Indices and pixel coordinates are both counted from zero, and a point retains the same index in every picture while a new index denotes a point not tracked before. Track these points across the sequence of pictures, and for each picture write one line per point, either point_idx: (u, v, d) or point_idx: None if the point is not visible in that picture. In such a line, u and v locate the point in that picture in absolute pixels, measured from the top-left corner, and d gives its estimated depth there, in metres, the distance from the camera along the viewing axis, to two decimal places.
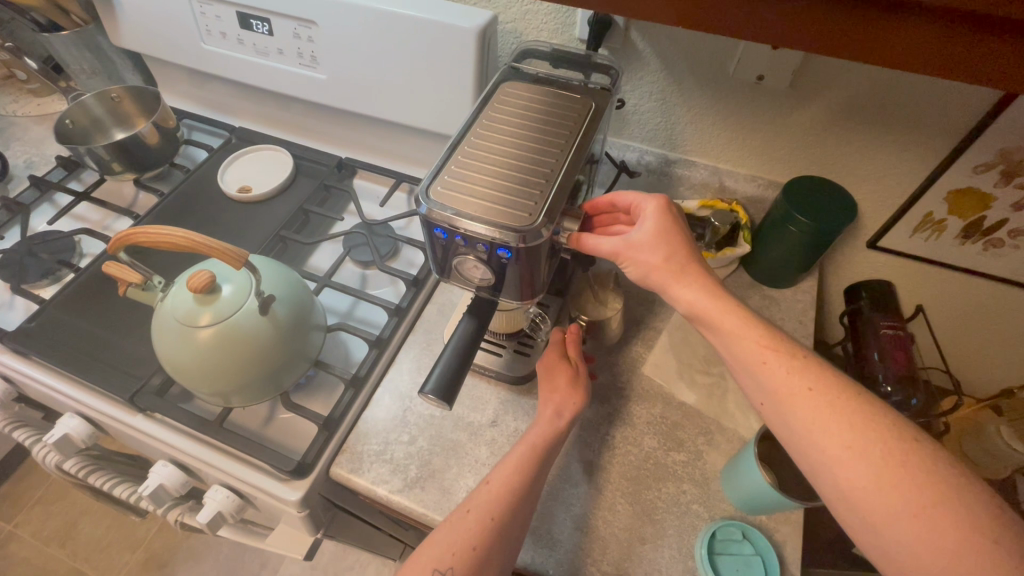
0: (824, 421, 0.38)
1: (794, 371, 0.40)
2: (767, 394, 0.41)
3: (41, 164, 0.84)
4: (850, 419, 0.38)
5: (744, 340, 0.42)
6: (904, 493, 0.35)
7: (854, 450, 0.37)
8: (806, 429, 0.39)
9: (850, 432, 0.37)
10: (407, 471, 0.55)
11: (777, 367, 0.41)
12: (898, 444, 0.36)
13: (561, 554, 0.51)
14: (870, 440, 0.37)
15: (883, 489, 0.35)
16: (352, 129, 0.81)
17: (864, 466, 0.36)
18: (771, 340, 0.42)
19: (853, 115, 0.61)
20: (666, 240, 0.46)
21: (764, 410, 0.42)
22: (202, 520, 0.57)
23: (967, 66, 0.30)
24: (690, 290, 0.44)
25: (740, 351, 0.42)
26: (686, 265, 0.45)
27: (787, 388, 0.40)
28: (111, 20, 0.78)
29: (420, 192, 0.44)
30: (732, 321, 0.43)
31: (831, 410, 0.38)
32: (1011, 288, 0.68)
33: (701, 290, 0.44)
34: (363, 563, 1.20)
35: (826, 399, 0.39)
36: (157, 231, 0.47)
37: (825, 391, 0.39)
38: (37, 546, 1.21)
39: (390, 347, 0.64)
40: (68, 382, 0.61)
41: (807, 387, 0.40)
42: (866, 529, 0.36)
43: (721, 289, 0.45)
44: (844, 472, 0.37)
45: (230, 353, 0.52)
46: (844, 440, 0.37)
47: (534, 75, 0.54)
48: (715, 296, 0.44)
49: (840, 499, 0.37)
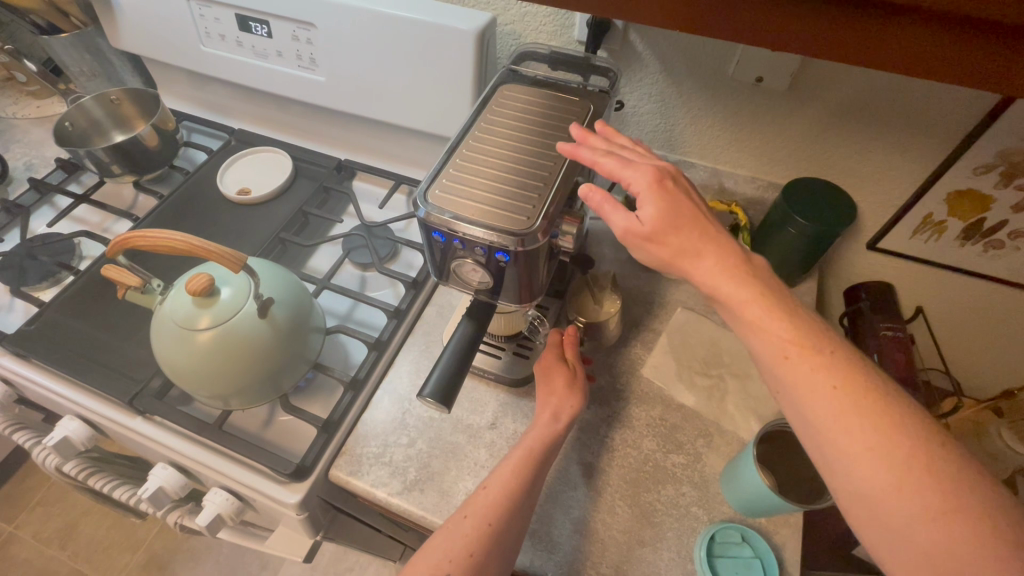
0: (847, 421, 0.36)
1: (818, 369, 0.37)
2: (786, 389, 0.39)
3: (41, 166, 0.84)
4: (874, 419, 0.36)
5: (766, 333, 0.39)
6: (923, 496, 0.34)
7: (875, 452, 0.35)
8: (825, 427, 0.37)
9: (873, 433, 0.35)
10: (406, 474, 0.55)
11: (800, 364, 0.38)
12: (922, 446, 0.35)
13: (560, 557, 0.51)
14: (893, 442, 0.35)
15: (902, 492, 0.34)
16: (351, 130, 0.81)
17: (884, 469, 0.35)
18: (798, 333, 0.38)
19: (852, 117, 0.61)
20: (677, 212, 0.41)
21: (780, 399, 0.40)
22: (201, 522, 0.57)
23: (966, 69, 0.30)
24: (708, 273, 0.40)
25: (758, 345, 0.39)
26: (704, 247, 0.40)
27: (810, 385, 0.37)
28: (110, 22, 0.78)
29: (418, 196, 0.44)
30: (755, 311, 0.39)
31: (855, 411, 0.36)
32: (1011, 289, 0.68)
33: (720, 268, 0.40)
34: (362, 564, 1.20)
35: (851, 398, 0.36)
36: (156, 235, 0.47)
37: (850, 389, 0.37)
38: (37, 547, 1.21)
39: (389, 349, 0.64)
40: (67, 385, 0.61)
41: (832, 385, 0.37)
42: (878, 528, 0.35)
43: (745, 264, 0.40)
44: (861, 474, 0.35)
45: (228, 356, 0.52)
46: (866, 442, 0.35)
47: (532, 77, 0.54)
48: (735, 279, 0.39)
49: (851, 498, 0.36)
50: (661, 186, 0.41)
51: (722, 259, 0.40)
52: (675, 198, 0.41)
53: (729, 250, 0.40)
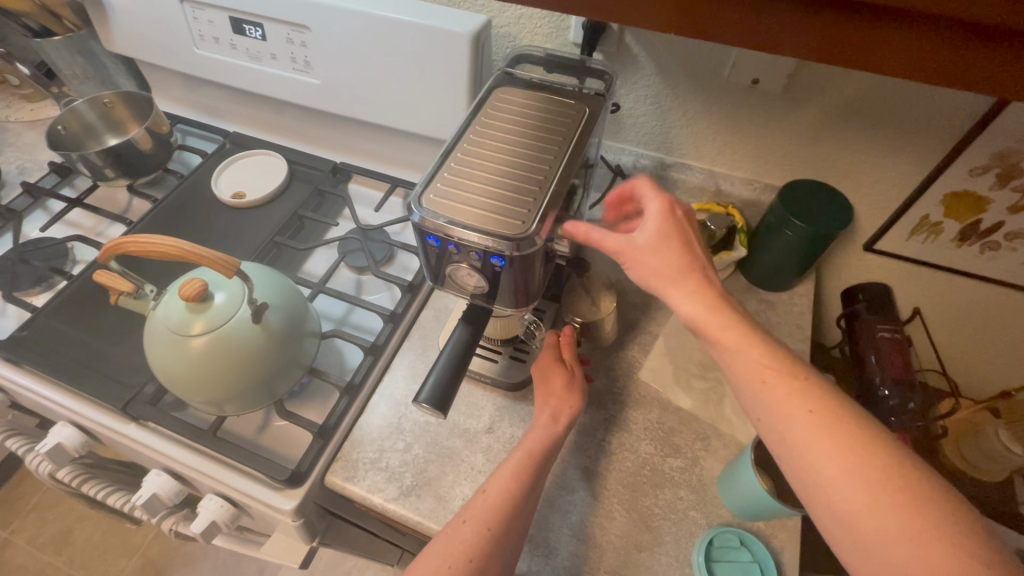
0: (822, 443, 0.37)
1: (794, 393, 0.38)
2: (764, 414, 0.39)
3: (34, 170, 0.83)
4: (848, 441, 0.36)
5: (743, 357, 0.40)
6: (901, 517, 0.33)
7: (851, 473, 0.35)
8: (804, 448, 0.37)
9: (848, 456, 0.36)
10: (402, 479, 0.55)
11: (776, 387, 0.39)
12: (896, 468, 0.35)
13: (558, 562, 0.51)
14: (869, 462, 0.35)
15: (880, 512, 0.34)
16: (346, 133, 0.81)
17: (861, 489, 0.35)
18: (772, 357, 0.40)
19: (849, 119, 0.61)
20: (665, 236, 0.45)
21: (759, 425, 0.40)
22: (196, 529, 0.56)
23: (965, 70, 0.30)
24: (690, 307, 0.42)
25: (738, 369, 0.41)
26: (687, 263, 0.43)
27: (786, 409, 0.38)
28: (103, 24, 0.78)
29: (412, 200, 0.44)
30: (733, 338, 0.41)
31: (831, 432, 0.37)
32: (1005, 290, 0.68)
33: (700, 299, 0.42)
34: (361, 566, 1.19)
35: (826, 421, 0.37)
36: (148, 240, 0.46)
37: (825, 414, 0.37)
38: (32, 553, 1.20)
39: (385, 353, 0.63)
40: (60, 391, 0.60)
41: (808, 409, 0.38)
42: (858, 552, 0.35)
43: (724, 301, 0.42)
44: (837, 493, 0.35)
45: (222, 362, 0.52)
46: (841, 463, 0.36)
47: (527, 80, 0.54)
48: (716, 311, 0.42)
49: (833, 520, 0.36)
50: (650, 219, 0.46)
51: (702, 294, 0.42)
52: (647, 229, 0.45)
53: (709, 286, 0.43)
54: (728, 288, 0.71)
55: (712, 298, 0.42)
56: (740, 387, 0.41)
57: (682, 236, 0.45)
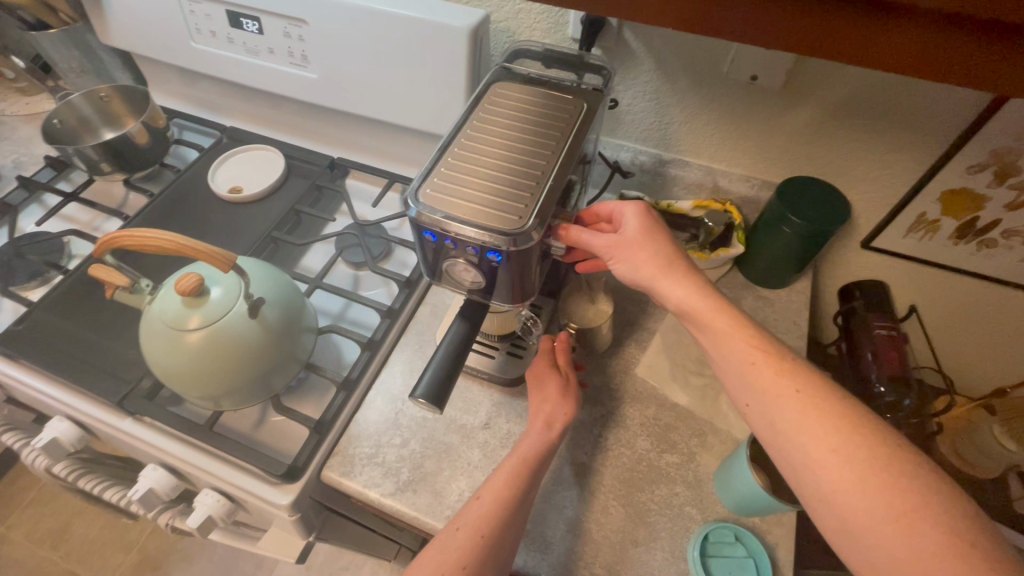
0: (808, 424, 0.39)
1: (781, 374, 0.41)
2: (754, 397, 0.42)
3: (30, 164, 0.83)
4: (834, 421, 0.38)
5: (733, 341, 0.43)
6: (884, 497, 0.35)
7: (837, 452, 0.37)
8: (792, 430, 0.39)
9: (834, 435, 0.38)
10: (399, 474, 0.55)
11: (765, 368, 0.42)
12: (880, 447, 0.37)
13: (553, 557, 0.51)
14: (853, 443, 0.37)
15: (863, 491, 0.36)
16: (344, 129, 0.80)
17: (846, 470, 0.36)
18: (759, 345, 0.43)
19: (847, 115, 0.61)
20: (651, 232, 0.48)
21: (749, 411, 0.42)
22: (192, 524, 0.56)
23: (960, 65, 0.30)
24: (684, 296, 0.45)
25: (728, 352, 0.43)
26: (672, 258, 0.47)
27: (774, 390, 0.41)
28: (100, 18, 0.77)
29: (409, 194, 0.44)
30: (723, 322, 0.44)
31: (818, 412, 0.39)
32: (1001, 287, 0.68)
33: (691, 289, 0.45)
34: (358, 563, 1.19)
35: (812, 400, 0.39)
36: (144, 234, 0.46)
37: (812, 393, 0.40)
38: (29, 547, 1.20)
39: (382, 349, 0.63)
40: (56, 385, 0.60)
41: (795, 389, 0.40)
42: (846, 533, 0.36)
43: (712, 291, 0.45)
44: (826, 474, 0.37)
45: (219, 357, 0.52)
46: (827, 443, 0.38)
47: (524, 75, 0.54)
48: (707, 300, 0.45)
49: (822, 505, 0.37)
50: (636, 216, 0.49)
51: (691, 284, 0.45)
52: (630, 223, 0.48)
53: (696, 278, 0.46)
54: (725, 286, 0.71)
55: (702, 290, 0.45)
56: (730, 370, 0.43)
57: (664, 232, 0.49)
